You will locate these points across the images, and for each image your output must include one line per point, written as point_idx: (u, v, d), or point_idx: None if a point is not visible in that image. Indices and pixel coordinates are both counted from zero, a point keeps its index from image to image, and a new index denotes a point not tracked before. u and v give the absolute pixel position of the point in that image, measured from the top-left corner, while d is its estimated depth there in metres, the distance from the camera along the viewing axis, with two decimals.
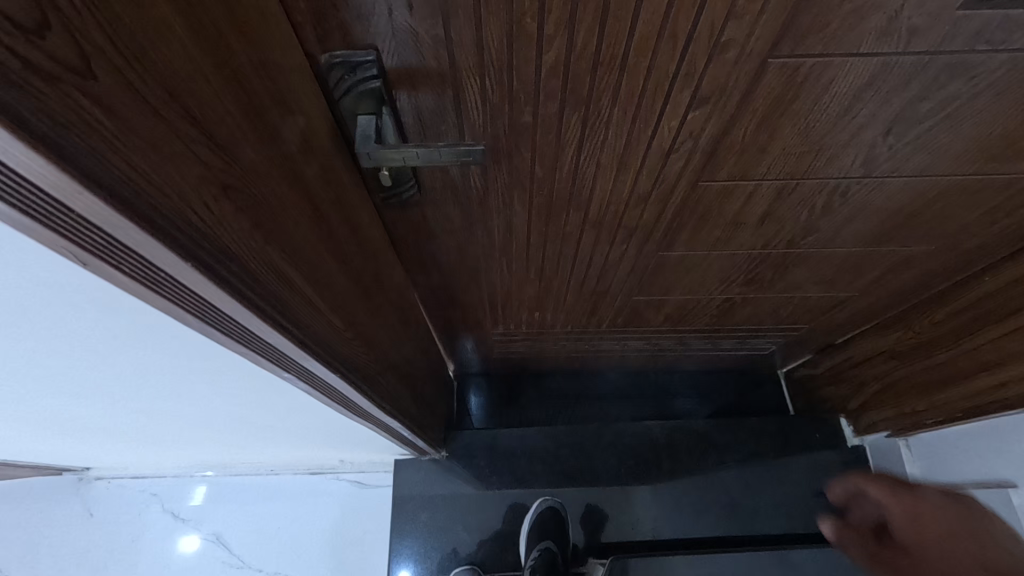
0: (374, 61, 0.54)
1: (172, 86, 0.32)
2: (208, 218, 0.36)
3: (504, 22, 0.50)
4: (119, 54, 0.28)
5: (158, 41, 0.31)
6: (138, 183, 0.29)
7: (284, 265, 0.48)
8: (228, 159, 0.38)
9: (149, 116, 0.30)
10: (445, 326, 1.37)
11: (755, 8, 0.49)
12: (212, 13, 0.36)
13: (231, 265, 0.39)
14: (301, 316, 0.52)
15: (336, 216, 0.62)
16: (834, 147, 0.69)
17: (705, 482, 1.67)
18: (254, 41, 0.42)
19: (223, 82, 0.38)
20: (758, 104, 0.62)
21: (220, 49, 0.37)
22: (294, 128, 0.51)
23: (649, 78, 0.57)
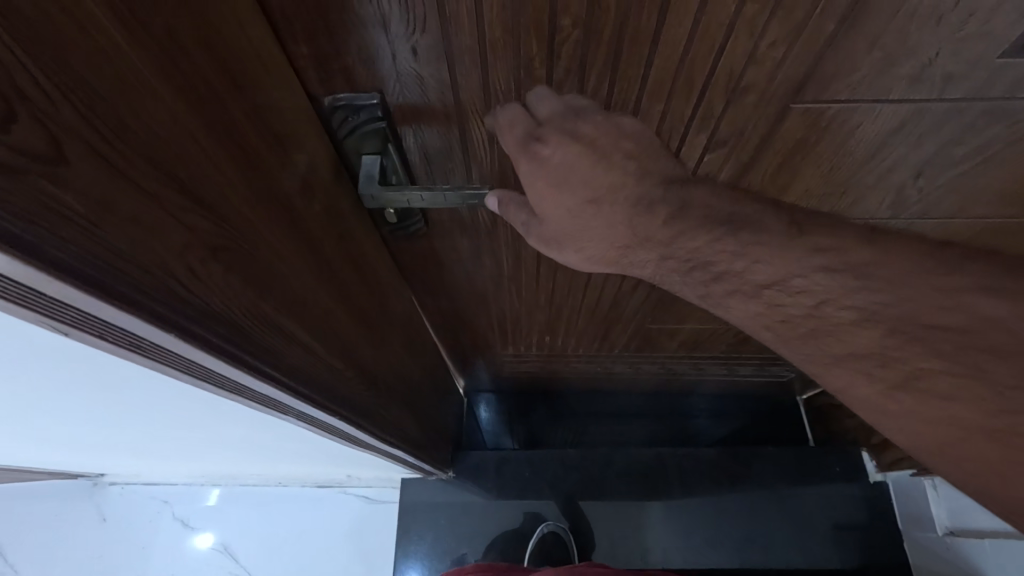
0: (378, 104, 0.52)
1: (158, 156, 0.31)
2: (195, 284, 0.34)
3: (512, 67, 0.49)
4: (95, 133, 0.26)
5: (143, 112, 0.30)
6: (117, 263, 0.28)
7: (280, 316, 0.47)
8: (218, 218, 0.37)
9: (128, 190, 0.29)
10: (454, 347, 1.35)
11: (776, 54, 0.47)
12: (203, 71, 0.35)
13: (220, 327, 0.37)
14: (298, 366, 0.51)
15: (337, 254, 0.61)
16: (859, 188, 0.66)
17: (719, 513, 1.62)
18: (250, 92, 0.41)
19: (214, 140, 0.37)
20: (779, 146, 0.59)
21: (211, 108, 0.36)
22: (294, 172, 0.50)
23: (663, 122, 0.55)
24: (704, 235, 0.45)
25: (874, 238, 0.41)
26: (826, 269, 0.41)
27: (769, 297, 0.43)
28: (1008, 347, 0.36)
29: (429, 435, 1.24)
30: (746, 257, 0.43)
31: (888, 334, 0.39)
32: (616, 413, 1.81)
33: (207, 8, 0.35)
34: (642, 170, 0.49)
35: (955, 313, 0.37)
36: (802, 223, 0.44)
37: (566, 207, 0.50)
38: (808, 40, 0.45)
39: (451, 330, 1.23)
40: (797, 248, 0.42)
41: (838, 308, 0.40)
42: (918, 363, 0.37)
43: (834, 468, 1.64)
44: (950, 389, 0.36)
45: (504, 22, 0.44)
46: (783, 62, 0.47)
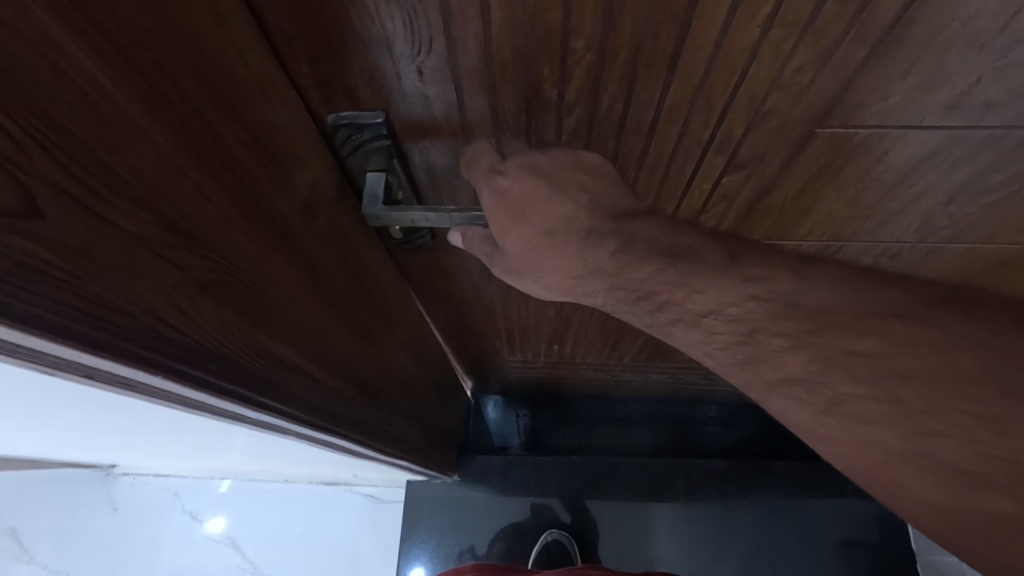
0: (382, 122, 0.51)
1: (145, 194, 0.30)
2: (185, 322, 0.33)
3: (522, 89, 0.47)
4: (72, 179, 0.25)
5: (129, 151, 0.28)
6: (100, 311, 0.27)
7: (276, 344, 0.45)
8: (208, 252, 0.36)
9: (108, 234, 0.27)
10: (462, 351, 1.34)
11: (802, 80, 0.44)
12: (193, 100, 0.34)
13: (212, 362, 0.36)
14: (296, 391, 0.50)
15: (339, 272, 0.60)
16: (885, 213, 0.63)
17: (728, 527, 1.59)
18: (246, 117, 0.40)
19: (204, 171, 0.35)
20: (802, 170, 0.56)
21: (202, 137, 0.35)
22: (294, 194, 0.48)
23: (679, 145, 0.53)
24: (644, 264, 0.46)
25: (802, 272, 0.42)
26: (756, 299, 0.42)
27: (709, 326, 0.43)
28: (911, 371, 0.36)
29: (434, 441, 1.22)
30: (686, 288, 0.44)
31: (815, 359, 0.39)
32: (623, 418, 1.77)
33: (198, 35, 0.34)
34: (600, 206, 0.49)
35: (871, 341, 0.37)
36: (741, 257, 0.44)
37: (527, 240, 0.50)
38: (838, 65, 0.42)
39: (459, 336, 1.22)
40: (731, 278, 0.43)
41: (771, 335, 0.41)
42: (841, 387, 0.38)
43: (849, 485, 1.61)
44: (873, 414, 0.37)
45: (512, 43, 0.42)
46: (808, 88, 0.45)
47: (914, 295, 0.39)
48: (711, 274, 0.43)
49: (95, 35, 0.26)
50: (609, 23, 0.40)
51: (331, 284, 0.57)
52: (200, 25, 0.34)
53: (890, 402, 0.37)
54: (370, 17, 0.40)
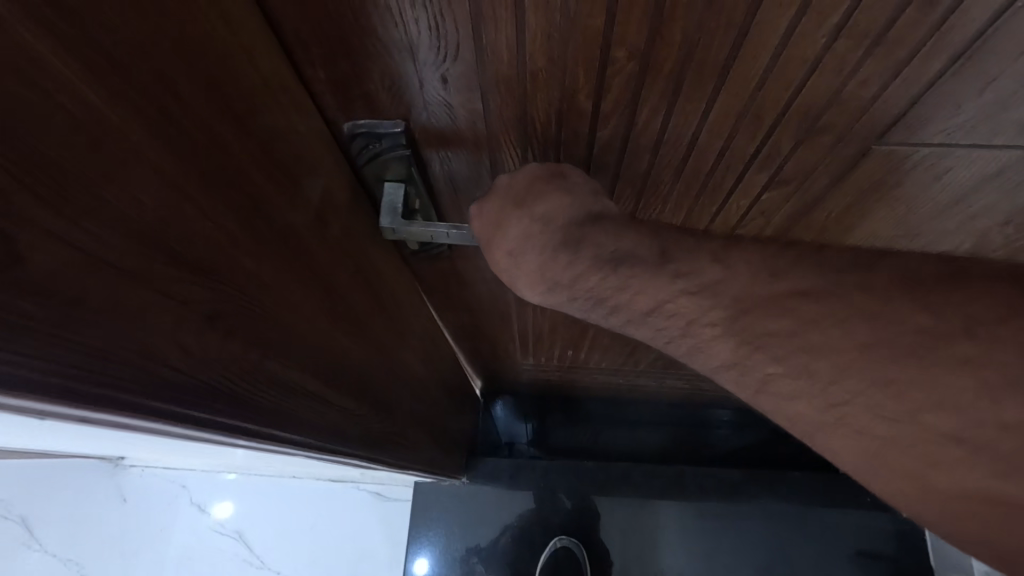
0: (402, 132, 0.47)
1: (147, 226, 0.27)
2: (190, 361, 0.30)
3: (554, 99, 0.43)
4: (61, 218, 0.22)
5: (129, 179, 0.25)
6: (95, 362, 0.24)
7: (288, 371, 0.43)
8: (217, 282, 0.33)
9: (104, 276, 0.24)
10: (474, 353, 1.30)
11: (865, 95, 0.40)
12: (200, 118, 0.30)
13: (218, 401, 0.33)
14: (307, 417, 0.47)
15: (353, 287, 0.57)
16: (935, 232, 0.58)
17: (739, 538, 1.56)
18: (257, 130, 0.36)
19: (212, 193, 0.32)
20: (851, 187, 0.52)
21: (209, 157, 0.32)
22: (306, 209, 0.45)
23: (719, 160, 0.49)
24: (592, 273, 0.41)
25: (726, 255, 0.38)
26: (686, 293, 0.38)
27: (654, 323, 0.40)
28: (827, 347, 0.33)
29: (444, 445, 1.20)
30: (630, 290, 0.40)
31: (738, 347, 0.36)
32: (636, 420, 1.75)
33: (206, 43, 0.31)
34: (572, 210, 0.42)
35: (786, 320, 0.35)
36: (673, 248, 0.39)
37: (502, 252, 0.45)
38: (907, 80, 0.38)
39: (473, 339, 1.19)
40: (662, 276, 0.39)
41: (704, 327, 0.37)
42: (764, 369, 0.35)
43: (866, 498, 1.58)
44: (792, 391, 0.35)
45: (547, 51, 0.38)
46: (871, 104, 0.41)
47: (845, 266, 0.35)
48: (643, 269, 0.39)
49: (89, 52, 0.23)
50: (656, 33, 0.36)
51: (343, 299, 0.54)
52: (207, 31, 0.31)
53: (812, 379, 0.34)
54: (394, 22, 0.37)
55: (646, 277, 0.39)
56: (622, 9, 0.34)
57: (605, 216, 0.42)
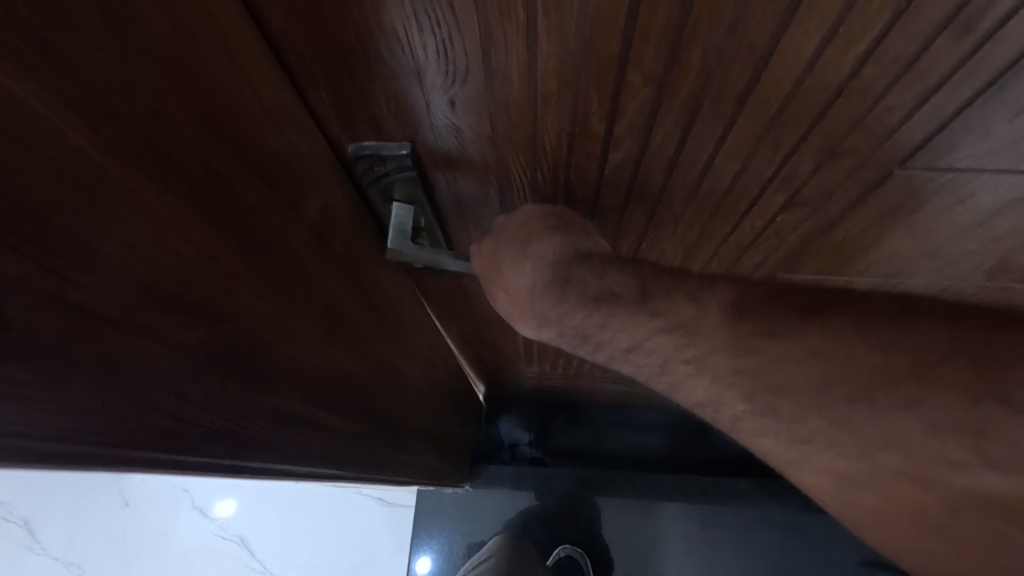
0: (408, 154, 0.46)
1: (140, 272, 0.25)
2: (186, 406, 0.29)
3: (565, 122, 0.41)
4: (50, 274, 0.21)
5: (120, 223, 0.24)
6: (79, 419, 0.23)
7: (290, 402, 0.41)
8: (216, 321, 0.31)
9: (95, 328, 0.23)
10: (478, 360, 1.29)
11: (890, 121, 0.38)
12: (198, 153, 0.29)
13: (215, 442, 0.32)
14: (310, 446, 0.46)
15: (360, 309, 0.55)
16: (954, 253, 0.57)
17: (740, 544, 1.57)
18: (257, 159, 0.35)
19: (211, 230, 0.31)
20: (870, 210, 0.50)
21: (207, 193, 0.30)
22: (309, 234, 0.43)
23: (734, 183, 0.48)
24: (576, 312, 0.44)
25: (700, 295, 0.41)
26: (663, 331, 0.41)
27: (632, 358, 0.44)
28: (787, 384, 0.38)
29: (448, 453, 1.19)
30: (609, 328, 0.43)
31: (711, 386, 0.41)
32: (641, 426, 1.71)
33: (203, 74, 0.29)
34: (565, 250, 0.45)
35: (754, 358, 0.39)
36: (651, 287, 0.42)
37: (504, 289, 0.47)
38: (935, 106, 0.37)
39: (477, 348, 1.18)
40: (641, 314, 0.42)
41: (678, 363, 0.41)
42: (736, 407, 0.40)
43: None
44: (761, 428, 0.39)
45: (560, 76, 0.37)
46: (896, 130, 0.39)
47: (804, 306, 0.39)
48: (621, 308, 0.42)
49: (80, 96, 0.22)
50: (674, 59, 0.35)
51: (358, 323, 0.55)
52: (203, 60, 0.29)
53: (776, 418, 0.39)
54: (400, 46, 0.35)
55: (625, 318, 0.42)
56: (639, 34, 0.33)
57: (593, 254, 0.45)
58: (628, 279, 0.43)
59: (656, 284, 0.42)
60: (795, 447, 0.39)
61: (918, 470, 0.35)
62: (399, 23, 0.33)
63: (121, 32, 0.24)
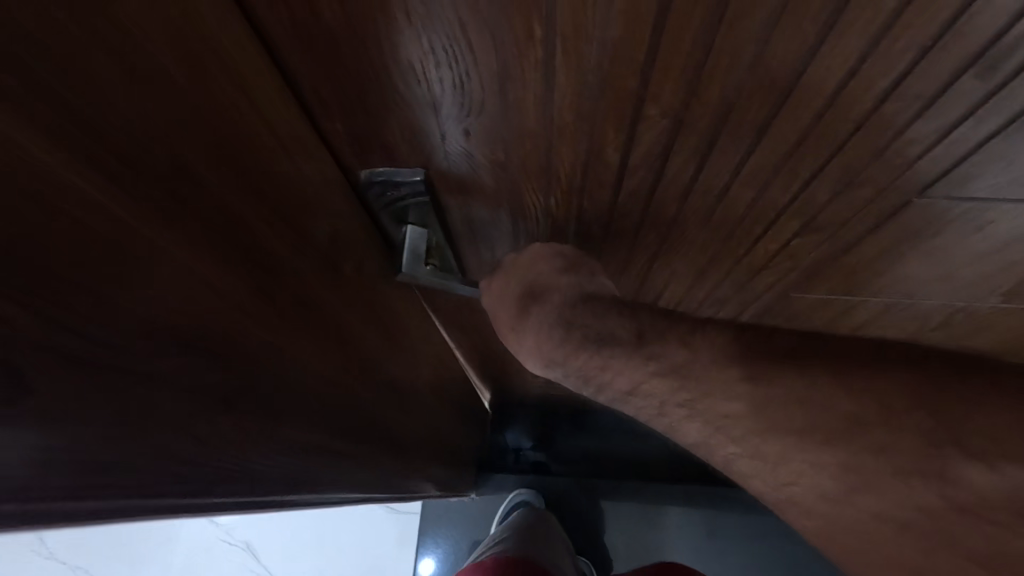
0: (421, 180, 0.46)
1: (159, 321, 0.25)
2: (201, 450, 0.29)
3: (581, 152, 0.41)
4: (71, 334, 0.21)
5: (139, 275, 0.24)
6: (94, 473, 0.23)
7: (303, 434, 0.41)
8: (232, 362, 0.31)
9: (113, 382, 0.23)
10: (484, 370, 1.29)
11: (909, 154, 0.38)
12: (218, 196, 0.29)
13: (227, 481, 0.32)
14: (321, 473, 0.46)
15: (371, 332, 0.55)
16: (969, 277, 0.56)
17: (750, 554, 1.54)
18: (275, 194, 0.35)
19: (229, 272, 0.31)
20: (886, 235, 0.49)
21: (227, 235, 0.30)
22: (324, 263, 0.43)
23: (749, 209, 0.47)
24: (578, 352, 0.44)
25: (692, 338, 0.41)
26: (657, 374, 0.42)
27: (632, 401, 0.44)
28: (772, 429, 0.39)
29: (455, 465, 1.19)
30: (610, 370, 0.43)
31: (705, 427, 0.41)
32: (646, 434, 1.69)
33: (225, 116, 0.29)
34: (570, 292, 0.47)
35: (738, 403, 0.40)
36: (648, 331, 0.42)
37: (512, 321, 0.49)
38: (955, 140, 0.36)
39: (484, 358, 1.18)
40: (637, 356, 0.42)
41: (673, 406, 0.42)
42: (726, 451, 0.41)
43: None
44: (751, 469, 0.40)
45: (576, 108, 0.37)
46: (915, 162, 0.39)
47: (788, 351, 0.40)
48: (620, 351, 0.42)
49: (104, 154, 0.22)
50: (692, 93, 0.34)
51: (373, 358, 0.57)
52: (225, 102, 0.29)
53: (763, 459, 0.39)
54: (417, 80, 0.35)
55: (617, 362, 0.43)
56: (657, 70, 0.33)
57: (597, 296, 0.46)
58: (621, 319, 0.43)
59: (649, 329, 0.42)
60: (800, 486, 0.39)
61: (898, 511, 0.36)
62: (415, 59, 0.33)
63: (145, 85, 0.24)
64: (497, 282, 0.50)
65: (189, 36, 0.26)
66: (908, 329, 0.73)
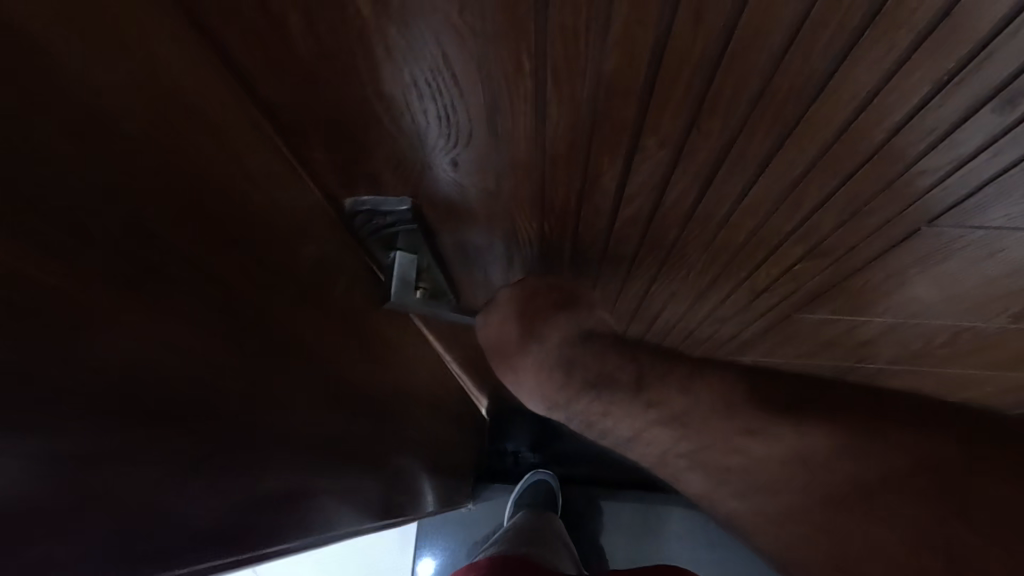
0: (408, 209, 0.44)
1: (146, 382, 0.23)
2: (197, 505, 0.27)
3: (576, 181, 0.39)
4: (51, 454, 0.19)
5: (122, 335, 0.22)
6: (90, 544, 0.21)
7: (309, 474, 0.40)
8: (225, 414, 0.29)
9: (102, 450, 0.21)
10: (480, 380, 1.26)
11: (920, 185, 0.36)
12: (208, 241, 0.27)
13: (226, 535, 0.30)
14: (327, 511, 0.44)
15: (374, 367, 0.53)
16: (978, 298, 0.54)
17: (750, 561, 1.54)
18: (264, 231, 0.33)
19: (223, 318, 0.28)
20: (894, 260, 0.48)
21: (222, 301, 0.28)
22: (324, 298, 0.41)
23: (752, 235, 0.45)
24: (580, 396, 0.43)
25: (692, 382, 0.39)
26: (659, 423, 0.40)
27: (637, 445, 0.43)
28: (779, 481, 0.37)
29: (454, 479, 1.17)
30: (612, 416, 0.42)
31: (707, 480, 0.40)
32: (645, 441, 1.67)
33: (202, 156, 0.27)
34: (567, 330, 0.44)
35: (745, 455, 0.38)
36: (648, 374, 0.40)
37: (520, 366, 0.45)
38: (970, 171, 0.35)
39: (480, 369, 1.16)
40: (636, 403, 0.41)
41: (676, 456, 0.41)
42: (732, 506, 0.40)
43: None
44: (762, 523, 0.38)
45: (570, 140, 0.35)
46: (927, 192, 0.37)
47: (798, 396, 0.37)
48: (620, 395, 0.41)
49: (79, 250, 0.20)
50: (693, 125, 0.32)
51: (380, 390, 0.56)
52: (201, 142, 0.27)
53: (762, 506, 0.38)
54: (402, 111, 0.33)
55: (619, 407, 0.41)
56: (657, 103, 0.31)
57: (594, 333, 0.44)
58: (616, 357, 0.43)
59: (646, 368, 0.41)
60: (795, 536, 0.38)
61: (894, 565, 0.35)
62: (399, 91, 0.31)
63: (117, 128, 0.21)
64: (493, 323, 0.46)
65: (158, 95, 0.24)
66: (911, 347, 0.71)
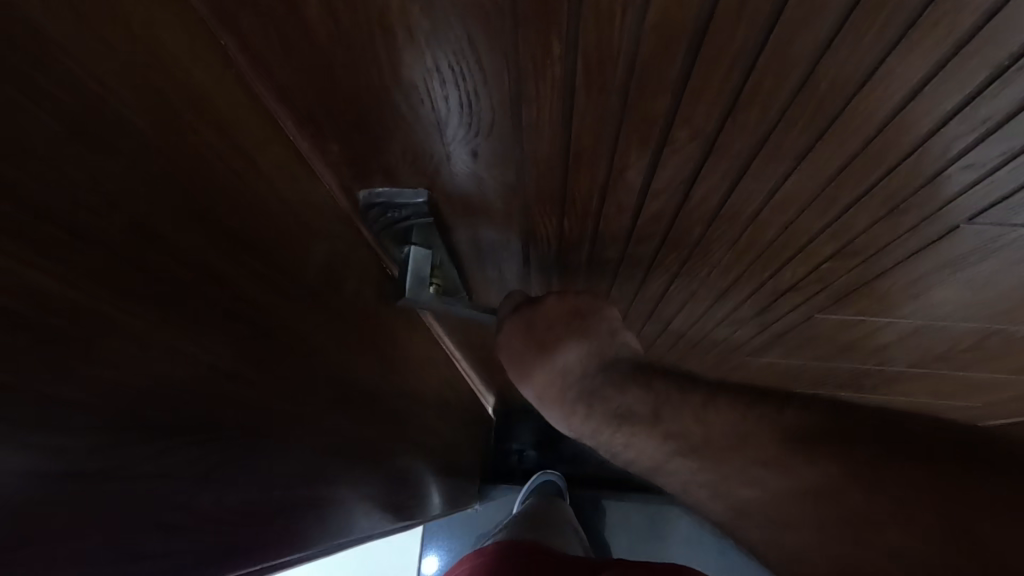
0: (425, 202, 0.42)
1: (154, 383, 0.22)
2: (210, 508, 0.26)
3: (601, 175, 0.38)
4: (30, 475, 0.17)
5: (129, 332, 0.21)
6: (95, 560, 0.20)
7: (315, 491, 0.38)
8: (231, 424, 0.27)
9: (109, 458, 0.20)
10: (488, 380, 1.25)
11: (961, 181, 0.35)
12: (217, 237, 0.26)
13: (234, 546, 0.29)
14: (331, 530, 0.42)
15: (384, 372, 0.51)
16: (1009, 301, 0.53)
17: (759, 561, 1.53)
18: (276, 223, 0.31)
19: (231, 322, 0.27)
20: (927, 260, 0.46)
21: (229, 300, 0.27)
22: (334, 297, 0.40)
23: (780, 233, 0.44)
24: (603, 419, 0.41)
25: (706, 410, 0.37)
26: (681, 455, 0.37)
27: (655, 474, 0.40)
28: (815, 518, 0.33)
29: (461, 481, 1.15)
30: (632, 445, 0.40)
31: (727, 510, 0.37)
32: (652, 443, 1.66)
33: (213, 146, 0.26)
34: (592, 352, 0.44)
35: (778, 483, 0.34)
36: (664, 407, 0.38)
37: (546, 384, 0.44)
38: (1019, 167, 0.33)
39: (489, 369, 1.15)
40: (656, 431, 0.38)
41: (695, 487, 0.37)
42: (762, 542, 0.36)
43: None
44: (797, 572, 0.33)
45: (597, 131, 0.33)
46: (969, 189, 0.35)
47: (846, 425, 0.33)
48: (639, 428, 0.39)
49: (79, 253, 0.18)
50: (729, 117, 0.31)
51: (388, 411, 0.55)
52: (213, 133, 0.26)
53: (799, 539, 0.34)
54: (424, 100, 0.32)
55: (641, 430, 0.39)
56: (692, 92, 0.29)
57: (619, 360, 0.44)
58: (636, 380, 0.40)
59: (670, 386, 0.39)
60: None
61: None
62: (420, 79, 0.30)
63: (123, 118, 0.20)
64: (513, 338, 0.45)
65: (161, 78, 0.22)
66: (934, 351, 0.69)
